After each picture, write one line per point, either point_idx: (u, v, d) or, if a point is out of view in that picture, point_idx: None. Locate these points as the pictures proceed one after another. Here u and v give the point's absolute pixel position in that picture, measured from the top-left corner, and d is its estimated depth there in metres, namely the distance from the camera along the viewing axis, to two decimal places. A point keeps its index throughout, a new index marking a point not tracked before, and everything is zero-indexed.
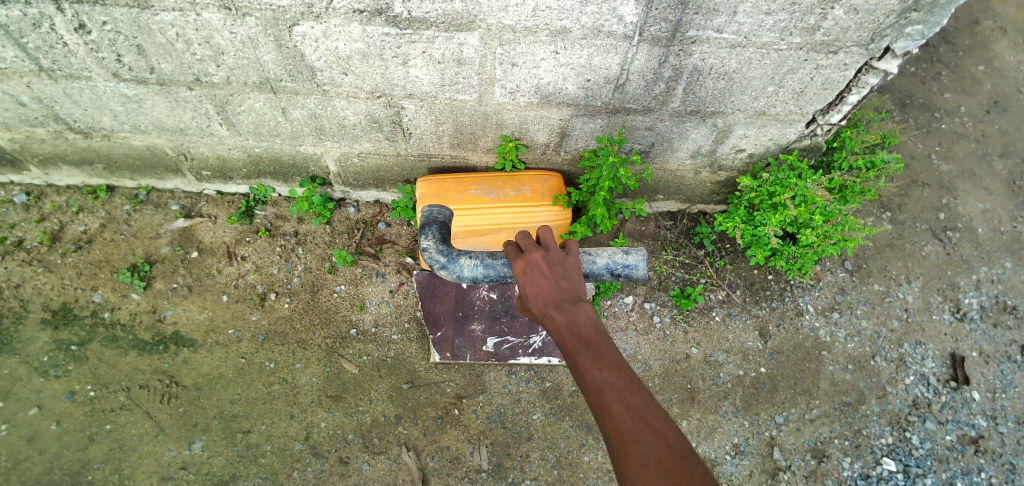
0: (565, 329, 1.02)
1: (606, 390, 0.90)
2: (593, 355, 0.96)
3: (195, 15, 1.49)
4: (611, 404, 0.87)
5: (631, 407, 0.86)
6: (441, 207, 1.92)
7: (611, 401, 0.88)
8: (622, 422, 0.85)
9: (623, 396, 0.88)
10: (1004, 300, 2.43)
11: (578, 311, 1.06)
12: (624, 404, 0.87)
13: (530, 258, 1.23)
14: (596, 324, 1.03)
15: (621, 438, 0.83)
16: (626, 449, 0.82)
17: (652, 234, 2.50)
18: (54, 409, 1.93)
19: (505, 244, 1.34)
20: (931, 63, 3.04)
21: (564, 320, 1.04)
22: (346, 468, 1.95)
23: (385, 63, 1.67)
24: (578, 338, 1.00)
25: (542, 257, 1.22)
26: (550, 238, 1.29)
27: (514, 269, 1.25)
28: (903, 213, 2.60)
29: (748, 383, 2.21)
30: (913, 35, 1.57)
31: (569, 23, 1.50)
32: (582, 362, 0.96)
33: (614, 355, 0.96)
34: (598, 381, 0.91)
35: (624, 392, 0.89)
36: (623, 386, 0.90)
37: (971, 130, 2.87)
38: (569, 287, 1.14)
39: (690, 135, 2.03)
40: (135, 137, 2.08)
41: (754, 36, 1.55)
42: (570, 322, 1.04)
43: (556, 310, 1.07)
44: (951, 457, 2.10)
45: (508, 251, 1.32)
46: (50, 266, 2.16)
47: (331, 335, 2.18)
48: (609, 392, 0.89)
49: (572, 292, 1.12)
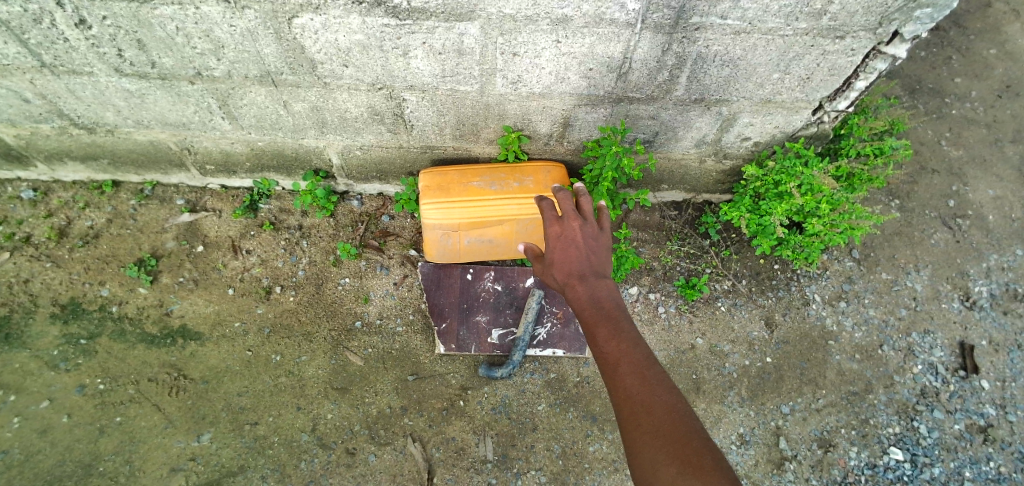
0: (587, 302, 1.22)
1: (620, 360, 1.08)
2: (610, 328, 1.14)
3: (194, 9, 1.48)
4: (623, 373, 1.05)
5: (642, 378, 1.03)
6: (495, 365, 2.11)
7: (624, 371, 1.06)
8: (632, 392, 1.02)
9: (635, 368, 1.05)
10: (1014, 287, 2.40)
11: (600, 287, 1.25)
12: (638, 378, 1.03)
13: (566, 225, 1.38)
14: (614, 301, 1.22)
15: (628, 403, 1.01)
16: (635, 413, 0.99)
17: (657, 224, 2.48)
18: (65, 402, 1.96)
19: (541, 202, 1.47)
20: (942, 48, 2.98)
21: (586, 292, 1.24)
22: (353, 459, 1.97)
23: (386, 55, 1.66)
24: (598, 310, 1.19)
25: (578, 228, 1.38)
26: (588, 209, 1.45)
27: (548, 231, 1.41)
28: (911, 200, 2.56)
29: (754, 373, 2.20)
30: (922, 18, 1.54)
31: (571, 11, 1.48)
32: (598, 333, 1.15)
33: (629, 330, 1.14)
34: (612, 352, 1.10)
35: (637, 365, 1.06)
36: (639, 363, 1.06)
37: (982, 115, 2.81)
38: (596, 262, 1.32)
39: (695, 124, 2.01)
40: (139, 132, 2.09)
41: (760, 22, 1.53)
42: (591, 296, 1.23)
43: (579, 281, 1.27)
44: (958, 446, 2.08)
45: (544, 210, 1.47)
46: (58, 261, 2.18)
47: (336, 327, 2.19)
48: (623, 363, 1.07)
49: (597, 268, 1.30)
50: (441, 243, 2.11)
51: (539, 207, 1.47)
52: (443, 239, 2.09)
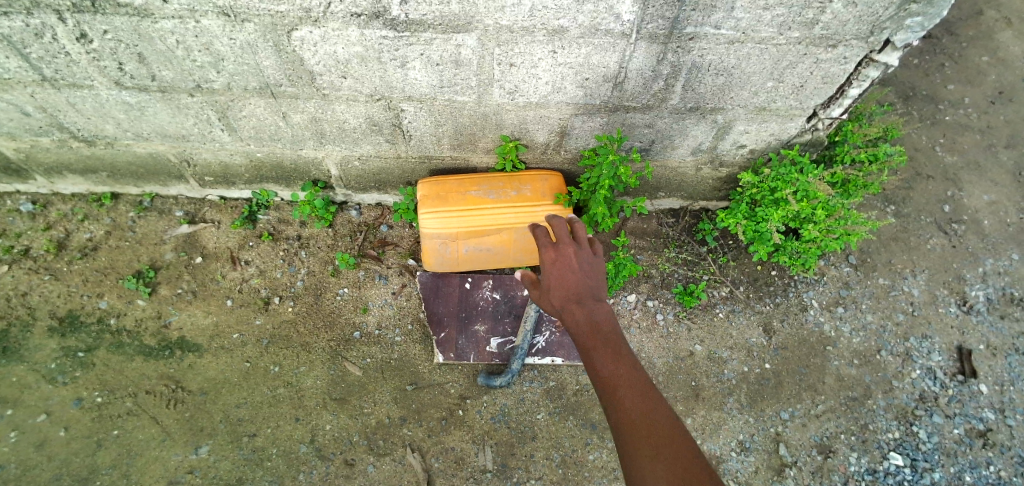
0: (585, 324, 1.22)
1: (619, 381, 1.07)
2: (609, 351, 1.14)
3: (195, 22, 1.50)
4: (623, 395, 1.05)
5: (642, 400, 1.03)
6: (495, 376, 2.11)
7: (623, 393, 1.05)
8: (632, 413, 1.01)
9: (633, 389, 1.05)
10: (1011, 292, 2.41)
11: (598, 309, 1.26)
12: (638, 399, 1.03)
13: (562, 251, 1.40)
14: (612, 324, 1.23)
15: (629, 424, 1.00)
16: (635, 433, 0.97)
17: (654, 232, 2.49)
18: (62, 415, 1.95)
19: (536, 228, 1.49)
20: (934, 55, 3.02)
21: (583, 315, 1.24)
22: (351, 469, 1.95)
23: (384, 66, 1.68)
24: (596, 333, 1.19)
25: (574, 254, 1.39)
26: (582, 235, 1.47)
27: (543, 256, 1.42)
28: (907, 206, 2.58)
29: (754, 379, 2.20)
30: (913, 26, 1.57)
31: (567, 22, 1.51)
32: (596, 353, 1.15)
33: (627, 354, 1.14)
34: (611, 374, 1.10)
35: (635, 387, 1.06)
36: (638, 385, 1.06)
37: (976, 120, 2.84)
38: (592, 286, 1.33)
39: (690, 132, 2.03)
40: (138, 144, 2.10)
41: (753, 31, 1.55)
42: (589, 318, 1.23)
43: (576, 305, 1.28)
44: (959, 451, 2.07)
45: (539, 236, 1.48)
46: (57, 274, 2.18)
47: (335, 337, 2.19)
48: (622, 385, 1.07)
49: (594, 292, 1.32)
50: (440, 251, 2.10)
51: (534, 233, 1.49)
52: (442, 248, 2.09)
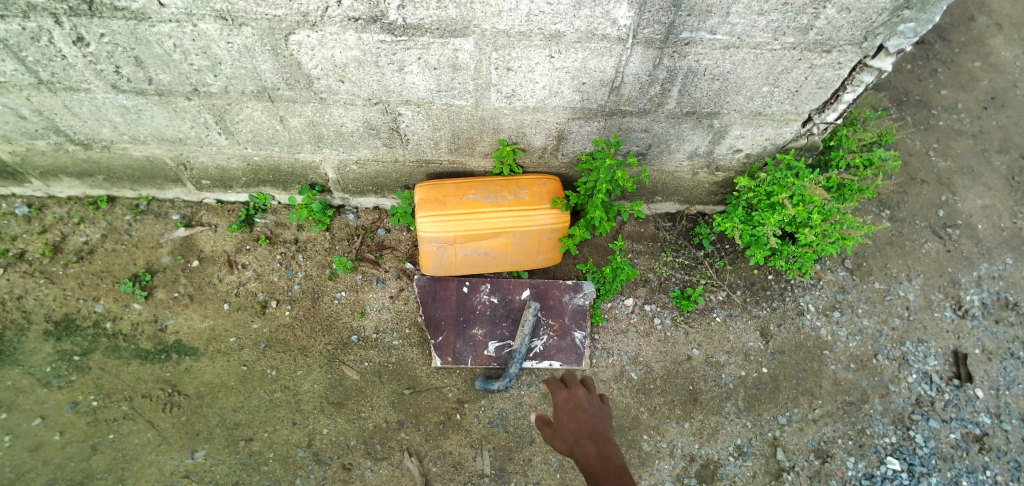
0: (597, 463, 1.26)
1: None
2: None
3: (191, 26, 1.50)
4: None
5: None
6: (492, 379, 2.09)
7: None
8: None
9: None
10: (1005, 296, 2.42)
11: (610, 450, 1.30)
12: None
13: (573, 391, 1.46)
14: (620, 460, 1.27)
15: None
16: None
17: (651, 236, 2.50)
18: (57, 419, 1.94)
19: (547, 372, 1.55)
20: (928, 60, 3.04)
21: (595, 455, 1.28)
22: (349, 474, 1.94)
23: (381, 70, 1.68)
24: (608, 473, 1.23)
25: (583, 394, 1.45)
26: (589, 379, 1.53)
27: (554, 396, 1.47)
28: (902, 210, 2.59)
29: (751, 383, 2.20)
30: (907, 32, 1.58)
31: (563, 27, 1.51)
32: None
33: None
34: None
35: None
36: None
37: (970, 125, 2.86)
38: (601, 426, 1.38)
39: (687, 136, 2.03)
40: (135, 148, 2.09)
41: (748, 36, 1.56)
42: (602, 461, 1.26)
43: (587, 445, 1.31)
44: (954, 455, 2.07)
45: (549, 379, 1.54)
46: (52, 277, 2.18)
47: (332, 341, 2.18)
48: None
49: (604, 432, 1.36)
50: (438, 255, 2.12)
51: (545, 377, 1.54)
52: (440, 252, 2.11)
